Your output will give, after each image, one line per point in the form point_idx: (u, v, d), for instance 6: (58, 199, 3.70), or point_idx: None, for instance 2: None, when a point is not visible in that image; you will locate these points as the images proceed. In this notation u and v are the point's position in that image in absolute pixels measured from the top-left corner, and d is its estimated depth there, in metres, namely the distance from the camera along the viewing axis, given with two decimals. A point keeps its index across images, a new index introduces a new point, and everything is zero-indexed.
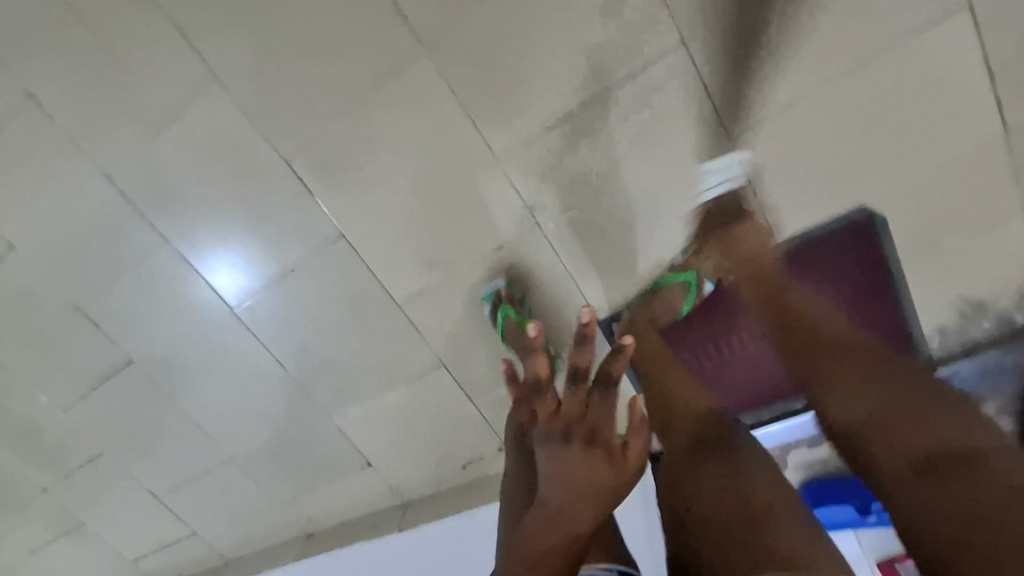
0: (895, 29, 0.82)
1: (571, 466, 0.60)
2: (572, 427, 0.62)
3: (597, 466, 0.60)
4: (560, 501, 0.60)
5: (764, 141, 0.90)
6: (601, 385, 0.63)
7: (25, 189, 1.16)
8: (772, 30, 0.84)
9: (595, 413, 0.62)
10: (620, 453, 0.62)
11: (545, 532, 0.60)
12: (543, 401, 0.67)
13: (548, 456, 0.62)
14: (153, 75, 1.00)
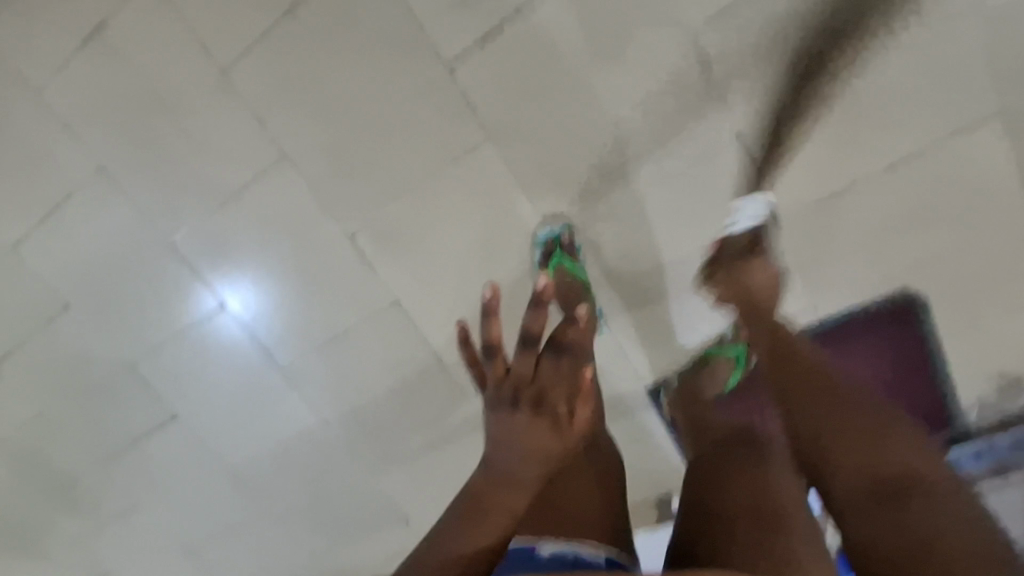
0: (940, 130, 0.87)
1: (519, 430, 0.62)
2: (522, 391, 0.63)
3: (540, 432, 0.62)
4: (505, 467, 0.63)
5: (809, 226, 0.97)
6: (552, 352, 0.65)
7: (87, 253, 1.19)
8: (819, 131, 0.90)
9: (545, 379, 0.63)
10: (566, 421, 0.63)
11: (493, 487, 0.64)
12: (492, 366, 0.65)
13: (498, 420, 0.63)
14: (224, 152, 1.05)
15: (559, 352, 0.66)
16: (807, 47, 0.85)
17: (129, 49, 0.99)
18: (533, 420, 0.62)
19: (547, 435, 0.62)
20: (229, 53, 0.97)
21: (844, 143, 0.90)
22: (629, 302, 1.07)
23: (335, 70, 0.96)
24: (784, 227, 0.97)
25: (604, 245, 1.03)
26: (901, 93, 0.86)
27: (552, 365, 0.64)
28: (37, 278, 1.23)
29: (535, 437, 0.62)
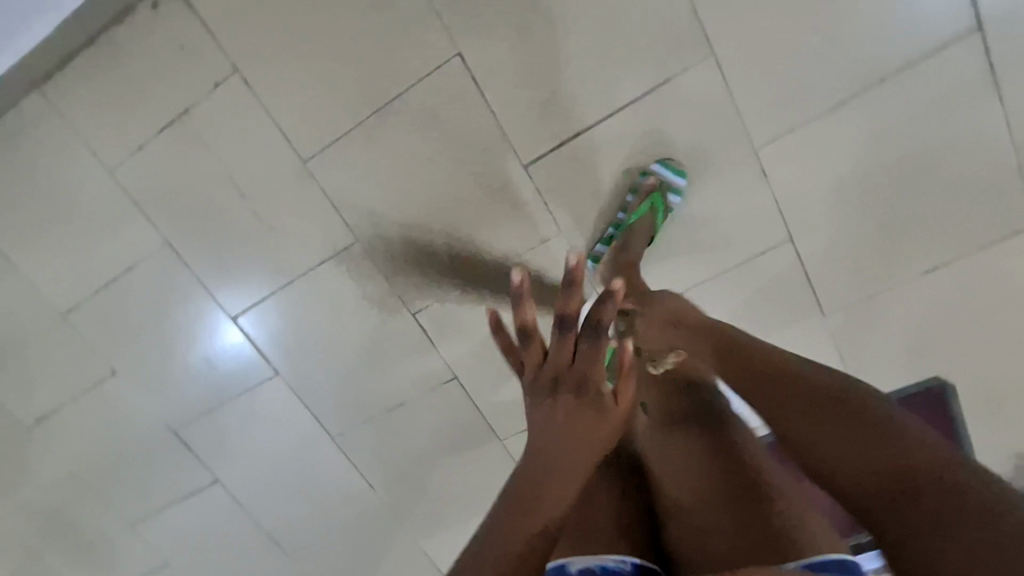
0: (975, 241, 0.96)
1: (560, 417, 0.62)
2: (563, 376, 0.63)
3: (582, 418, 0.62)
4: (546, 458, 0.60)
5: (854, 320, 1.04)
6: (591, 333, 0.61)
7: (141, 321, 1.20)
8: (871, 236, 0.98)
9: (583, 364, 0.62)
10: (609, 402, 0.64)
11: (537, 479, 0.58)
12: (529, 350, 0.66)
13: (539, 406, 0.64)
14: (296, 234, 1.08)
15: (599, 339, 0.61)
16: (858, 165, 0.94)
17: (211, 136, 1.01)
18: (576, 402, 0.63)
19: (590, 417, 0.63)
20: (315, 145, 1.00)
21: (893, 249, 0.99)
22: None
23: (418, 165, 1.00)
24: (831, 321, 1.05)
25: None
26: (947, 207, 0.95)
27: (592, 352, 0.62)
28: (85, 344, 1.22)
29: (580, 423, 0.62)
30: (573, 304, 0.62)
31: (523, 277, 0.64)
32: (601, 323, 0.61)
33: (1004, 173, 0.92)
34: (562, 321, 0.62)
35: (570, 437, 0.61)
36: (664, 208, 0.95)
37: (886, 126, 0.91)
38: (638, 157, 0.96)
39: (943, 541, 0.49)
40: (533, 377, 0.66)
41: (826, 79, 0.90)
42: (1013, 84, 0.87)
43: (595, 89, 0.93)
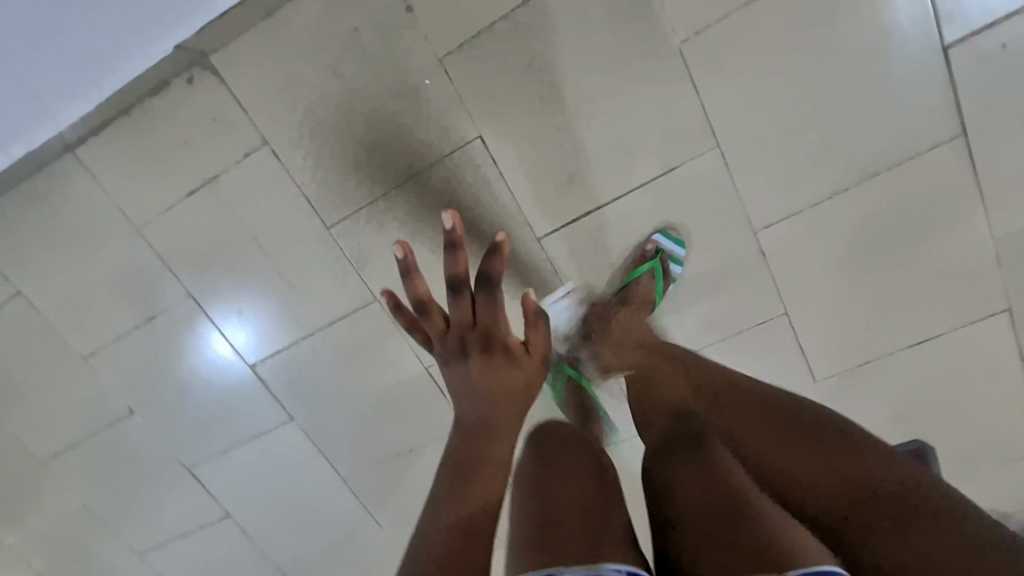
0: (955, 319, 1.04)
1: (476, 373, 0.77)
2: (468, 332, 0.79)
3: (496, 365, 0.79)
4: (479, 414, 0.75)
5: (842, 385, 1.12)
6: (484, 290, 0.80)
7: (160, 367, 1.24)
8: (859, 312, 1.06)
9: (483, 319, 0.80)
10: (517, 351, 0.81)
11: (474, 440, 0.72)
12: (432, 321, 0.81)
13: (454, 370, 0.79)
14: (317, 292, 1.13)
15: (489, 294, 0.80)
16: (851, 247, 1.01)
17: (238, 201, 1.05)
18: (490, 354, 0.79)
19: (507, 365, 0.79)
20: (339, 213, 1.04)
21: (879, 325, 1.06)
22: None
23: (435, 237, 1.03)
24: (821, 385, 1.12)
25: None
26: (929, 290, 1.03)
27: (487, 307, 0.80)
28: (104, 387, 1.26)
29: (503, 375, 0.79)
30: (460, 266, 0.79)
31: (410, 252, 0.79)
32: (488, 278, 0.79)
33: (981, 262, 1.00)
34: (454, 282, 0.79)
35: (497, 393, 0.77)
36: (664, 274, 1.01)
37: (873, 216, 0.99)
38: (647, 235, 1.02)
39: (869, 538, 0.57)
40: (443, 340, 0.80)
41: (818, 173, 0.97)
42: (992, 184, 0.95)
43: (607, 172, 0.99)
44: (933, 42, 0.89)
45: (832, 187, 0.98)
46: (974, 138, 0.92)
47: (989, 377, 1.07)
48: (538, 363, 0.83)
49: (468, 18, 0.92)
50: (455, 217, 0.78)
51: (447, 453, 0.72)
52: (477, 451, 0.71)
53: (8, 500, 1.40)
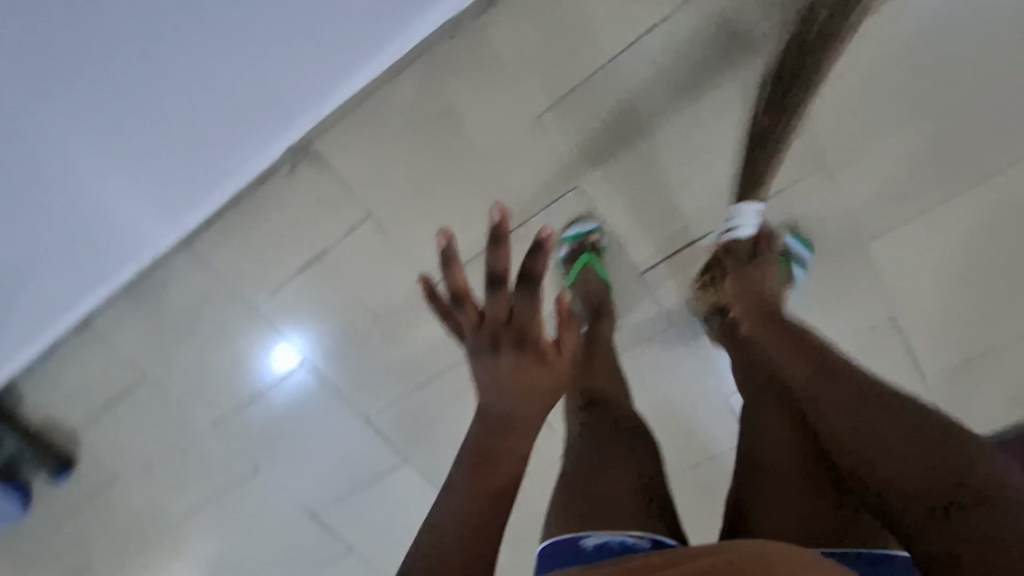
0: None
1: (508, 370, 0.68)
2: (504, 331, 0.69)
3: (527, 364, 0.70)
4: (497, 405, 0.70)
5: (954, 380, 1.13)
6: (523, 285, 0.67)
7: (279, 428, 1.30)
8: (970, 308, 1.05)
9: (520, 314, 0.68)
10: (551, 351, 0.71)
11: (495, 438, 0.70)
12: (465, 312, 0.70)
13: (481, 362, 0.70)
14: (428, 346, 1.18)
15: (531, 291, 0.67)
16: (959, 251, 1.01)
17: (346, 272, 1.09)
18: (521, 354, 0.69)
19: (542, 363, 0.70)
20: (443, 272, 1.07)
21: (988, 318, 1.06)
22: None
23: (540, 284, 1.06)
24: (932, 384, 1.13)
25: None
26: None
27: (527, 305, 0.68)
28: (231, 449, 1.33)
29: (533, 375, 0.70)
30: (503, 262, 0.65)
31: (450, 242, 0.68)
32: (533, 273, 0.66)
33: None
34: (496, 274, 0.66)
35: (529, 392, 0.70)
36: (787, 270, 0.98)
37: (981, 216, 0.98)
38: (778, 232, 1.00)
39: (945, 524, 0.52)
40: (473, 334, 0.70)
41: (922, 179, 0.96)
42: None
43: (706, 207, 1.00)
44: None
45: (937, 196, 0.97)
46: None
47: None
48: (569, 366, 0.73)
49: (556, 76, 0.92)
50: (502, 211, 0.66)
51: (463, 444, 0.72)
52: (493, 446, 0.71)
53: (151, 556, 1.50)
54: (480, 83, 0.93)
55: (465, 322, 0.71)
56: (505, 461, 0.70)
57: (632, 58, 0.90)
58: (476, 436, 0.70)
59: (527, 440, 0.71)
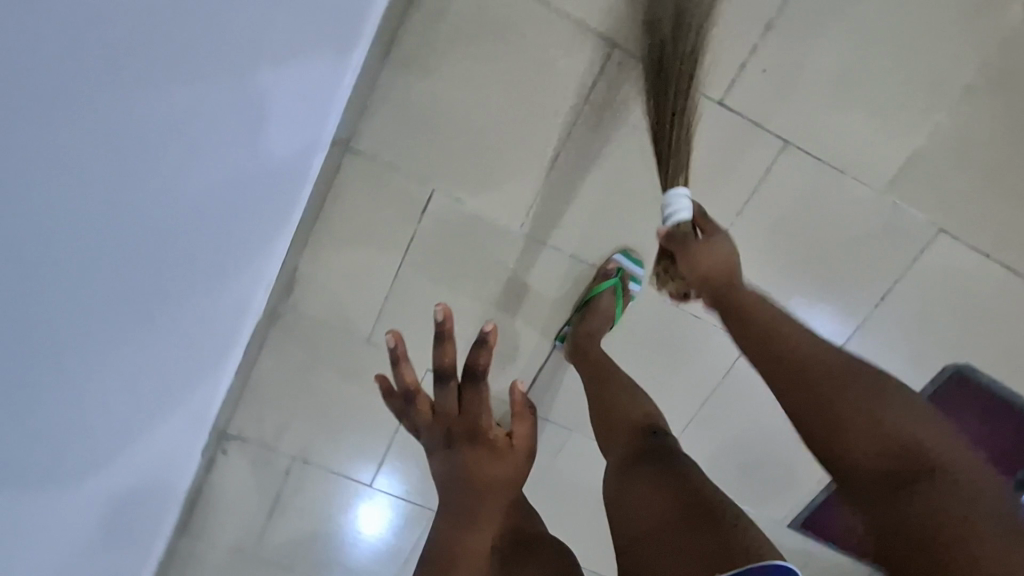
0: (900, 262, 1.10)
1: (464, 462, 0.76)
2: (455, 425, 0.78)
3: (484, 457, 0.77)
4: (460, 501, 0.75)
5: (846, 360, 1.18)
6: (471, 380, 0.78)
7: None
8: (807, 300, 1.13)
9: (472, 409, 0.78)
10: (506, 444, 0.78)
11: (456, 537, 0.73)
12: (420, 406, 0.82)
13: (439, 456, 0.78)
14: (401, 520, 1.39)
15: (476, 385, 0.78)
16: (766, 267, 1.10)
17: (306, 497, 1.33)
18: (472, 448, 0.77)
19: (488, 457, 0.77)
20: (376, 456, 1.31)
21: (832, 300, 1.13)
22: (740, 473, 1.30)
23: None
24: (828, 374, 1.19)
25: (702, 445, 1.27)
26: (853, 254, 1.09)
27: (476, 399, 0.78)
28: None
29: (486, 466, 0.76)
30: (447, 356, 0.78)
31: (399, 342, 0.79)
32: (478, 367, 0.77)
33: (880, 213, 1.05)
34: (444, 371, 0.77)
35: (480, 486, 0.76)
36: (623, 293, 1.07)
37: (764, 236, 1.07)
38: (606, 257, 1.09)
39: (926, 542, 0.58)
40: (429, 427, 0.80)
41: None
42: (845, 160, 1.02)
43: (536, 332, 1.15)
44: (710, 102, 0.98)
45: (714, 239, 1.07)
46: (799, 139, 1.00)
47: (958, 286, 1.11)
48: (528, 455, 0.80)
49: (370, 299, 1.13)
50: (445, 309, 0.76)
51: (430, 540, 0.75)
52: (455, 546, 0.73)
53: None
54: (321, 330, 1.16)
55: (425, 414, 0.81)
56: (467, 558, 0.73)
57: (414, 261, 1.10)
58: (436, 532, 0.74)
59: (487, 532, 0.75)
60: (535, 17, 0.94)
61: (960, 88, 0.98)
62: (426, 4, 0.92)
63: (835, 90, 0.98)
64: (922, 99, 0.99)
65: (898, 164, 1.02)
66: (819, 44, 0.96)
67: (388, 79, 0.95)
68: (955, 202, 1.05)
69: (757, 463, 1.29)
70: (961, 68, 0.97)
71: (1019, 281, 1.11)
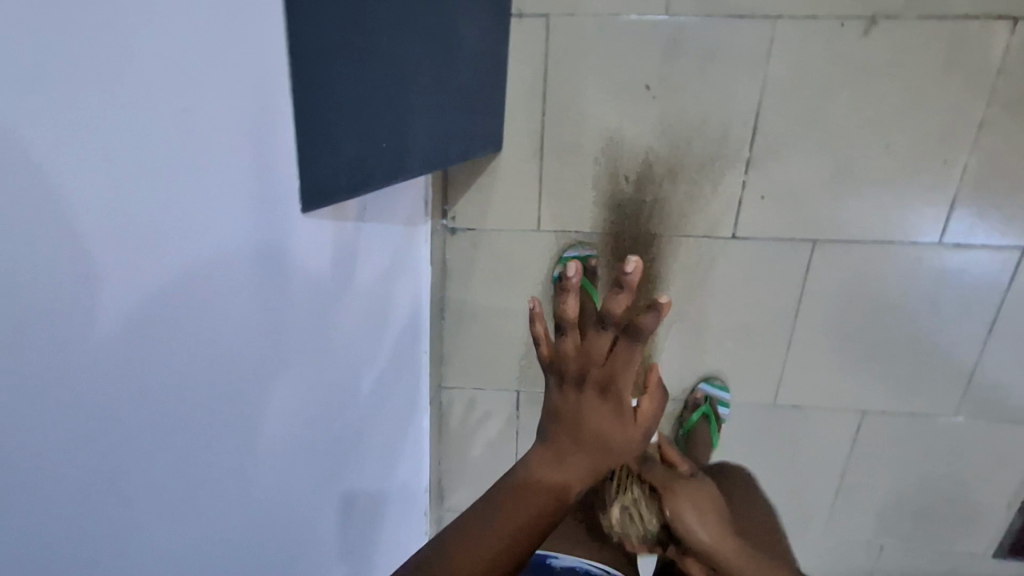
0: (991, 291, 1.06)
1: (586, 411, 0.69)
2: (595, 371, 0.69)
3: (606, 415, 0.69)
4: (569, 432, 0.70)
5: (980, 393, 1.14)
6: (629, 334, 0.67)
7: None
8: (906, 355, 1.13)
9: (616, 362, 0.68)
10: (631, 414, 0.71)
11: (546, 465, 0.70)
12: (562, 343, 0.70)
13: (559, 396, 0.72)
14: None
15: (633, 342, 0.67)
16: (847, 343, 1.12)
17: None
18: (603, 400, 0.69)
19: (605, 407, 0.69)
20: None
21: (934, 344, 1.11)
22: (913, 523, 1.27)
23: None
24: (964, 411, 1.16)
25: (861, 509, 1.27)
26: (934, 298, 1.07)
27: (627, 357, 0.68)
28: None
29: (598, 418, 0.70)
30: (615, 303, 0.68)
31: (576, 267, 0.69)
32: (642, 328, 0.65)
33: (942, 256, 1.04)
34: (610, 320, 0.67)
35: (588, 436, 0.69)
36: (715, 419, 1.15)
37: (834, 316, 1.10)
38: (692, 386, 1.17)
39: None
40: (548, 362, 0.73)
41: (765, 342, 1.12)
42: (881, 232, 1.03)
43: None
44: (724, 239, 1.04)
45: (784, 342, 1.12)
46: (825, 235, 1.03)
47: None
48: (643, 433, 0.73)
49: None
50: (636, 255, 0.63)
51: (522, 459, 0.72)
52: (544, 470, 0.70)
53: None
54: None
55: (560, 351, 0.70)
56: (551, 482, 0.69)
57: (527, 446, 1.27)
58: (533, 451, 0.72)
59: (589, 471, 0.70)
60: (543, 241, 1.06)
61: (973, 127, 0.94)
62: (455, 270, 1.09)
63: (843, 180, 0.99)
64: (936, 152, 0.97)
65: (941, 212, 1.00)
66: (809, 154, 0.98)
67: (452, 329, 1.15)
68: (1020, 219, 1.00)
69: (927, 508, 1.25)
70: (967, 109, 0.94)
71: None
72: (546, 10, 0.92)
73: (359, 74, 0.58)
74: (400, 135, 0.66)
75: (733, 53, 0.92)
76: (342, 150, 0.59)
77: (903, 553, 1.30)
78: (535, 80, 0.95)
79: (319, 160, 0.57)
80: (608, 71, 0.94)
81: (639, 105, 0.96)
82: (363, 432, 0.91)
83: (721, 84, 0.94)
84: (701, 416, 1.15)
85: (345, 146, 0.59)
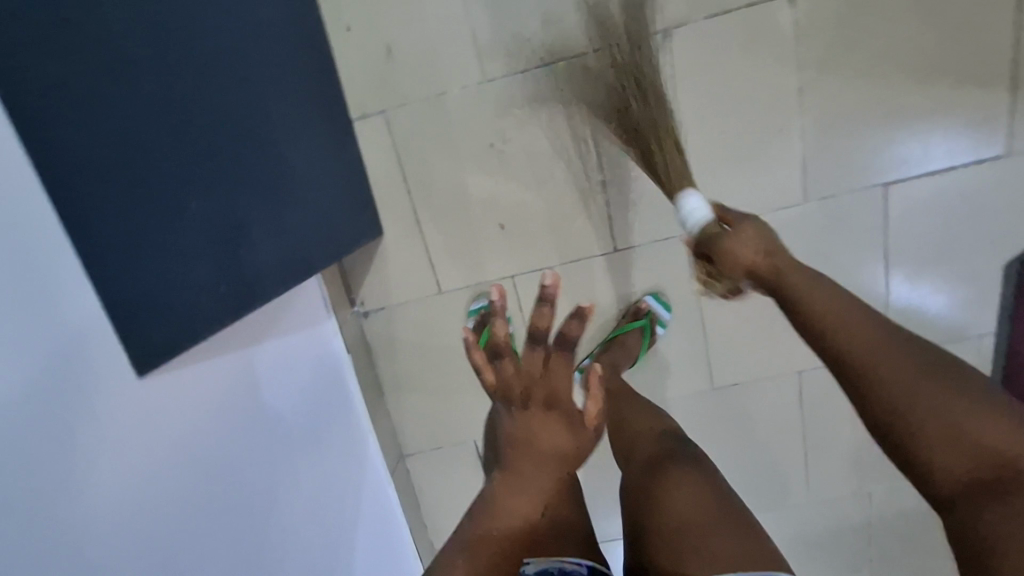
0: (870, 230, 1.11)
1: (534, 430, 0.66)
2: (535, 387, 0.65)
3: (555, 427, 0.66)
4: (519, 456, 0.67)
5: (902, 324, 1.17)
6: (558, 347, 0.65)
7: None
8: None
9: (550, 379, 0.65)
10: (579, 419, 0.68)
11: (505, 498, 0.68)
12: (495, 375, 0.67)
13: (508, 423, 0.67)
14: None
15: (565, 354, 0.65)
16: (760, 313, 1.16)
17: None
18: (549, 414, 0.66)
19: (556, 424, 0.67)
20: None
21: (841, 292, 1.15)
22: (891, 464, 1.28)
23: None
24: None
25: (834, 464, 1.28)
26: (824, 251, 1.12)
27: (560, 368, 0.65)
28: None
29: (549, 435, 0.67)
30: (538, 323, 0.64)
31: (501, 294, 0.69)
32: (567, 338, 0.65)
33: (814, 213, 1.09)
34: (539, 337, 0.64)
35: (542, 455, 0.67)
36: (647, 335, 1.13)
37: (740, 298, 1.13)
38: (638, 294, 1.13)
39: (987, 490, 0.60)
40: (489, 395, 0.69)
41: (681, 331, 1.18)
42: (748, 207, 1.08)
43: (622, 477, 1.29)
44: (607, 253, 1.11)
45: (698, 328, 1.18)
46: None
47: (941, 206, 1.09)
48: (596, 437, 0.69)
49: None
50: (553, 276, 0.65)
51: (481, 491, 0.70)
52: (504, 505, 0.68)
53: None
54: None
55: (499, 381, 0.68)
56: (507, 517, 0.67)
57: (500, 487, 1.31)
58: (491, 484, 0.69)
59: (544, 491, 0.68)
60: (448, 300, 1.14)
61: (794, 94, 1.01)
62: (379, 346, 1.18)
63: (696, 174, 1.06)
64: (770, 124, 1.03)
65: (795, 175, 1.06)
66: None
67: (394, 399, 1.22)
68: (871, 159, 1.06)
69: None
70: (780, 83, 1.00)
71: (1006, 163, 1.06)
72: (382, 105, 1.02)
73: (193, 224, 0.74)
74: (235, 251, 0.79)
75: (554, 97, 1.01)
76: (187, 270, 0.73)
77: (892, 496, 1.29)
78: (391, 167, 1.05)
79: (140, 274, 0.69)
80: (453, 140, 1.03)
81: (489, 161, 1.05)
82: (304, 527, 0.92)
83: (553, 125, 1.02)
84: (636, 327, 1.12)
85: (174, 273, 0.72)
